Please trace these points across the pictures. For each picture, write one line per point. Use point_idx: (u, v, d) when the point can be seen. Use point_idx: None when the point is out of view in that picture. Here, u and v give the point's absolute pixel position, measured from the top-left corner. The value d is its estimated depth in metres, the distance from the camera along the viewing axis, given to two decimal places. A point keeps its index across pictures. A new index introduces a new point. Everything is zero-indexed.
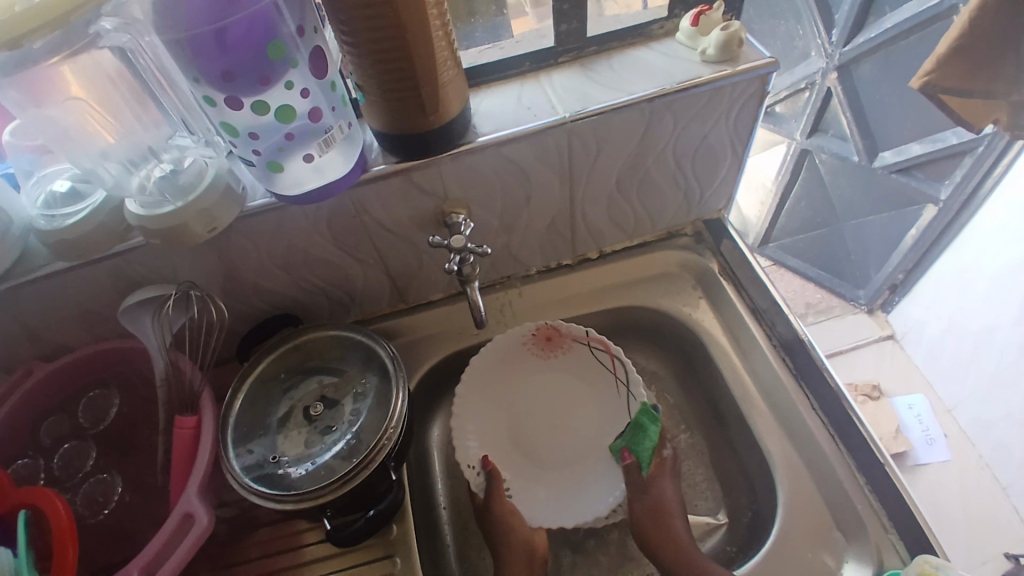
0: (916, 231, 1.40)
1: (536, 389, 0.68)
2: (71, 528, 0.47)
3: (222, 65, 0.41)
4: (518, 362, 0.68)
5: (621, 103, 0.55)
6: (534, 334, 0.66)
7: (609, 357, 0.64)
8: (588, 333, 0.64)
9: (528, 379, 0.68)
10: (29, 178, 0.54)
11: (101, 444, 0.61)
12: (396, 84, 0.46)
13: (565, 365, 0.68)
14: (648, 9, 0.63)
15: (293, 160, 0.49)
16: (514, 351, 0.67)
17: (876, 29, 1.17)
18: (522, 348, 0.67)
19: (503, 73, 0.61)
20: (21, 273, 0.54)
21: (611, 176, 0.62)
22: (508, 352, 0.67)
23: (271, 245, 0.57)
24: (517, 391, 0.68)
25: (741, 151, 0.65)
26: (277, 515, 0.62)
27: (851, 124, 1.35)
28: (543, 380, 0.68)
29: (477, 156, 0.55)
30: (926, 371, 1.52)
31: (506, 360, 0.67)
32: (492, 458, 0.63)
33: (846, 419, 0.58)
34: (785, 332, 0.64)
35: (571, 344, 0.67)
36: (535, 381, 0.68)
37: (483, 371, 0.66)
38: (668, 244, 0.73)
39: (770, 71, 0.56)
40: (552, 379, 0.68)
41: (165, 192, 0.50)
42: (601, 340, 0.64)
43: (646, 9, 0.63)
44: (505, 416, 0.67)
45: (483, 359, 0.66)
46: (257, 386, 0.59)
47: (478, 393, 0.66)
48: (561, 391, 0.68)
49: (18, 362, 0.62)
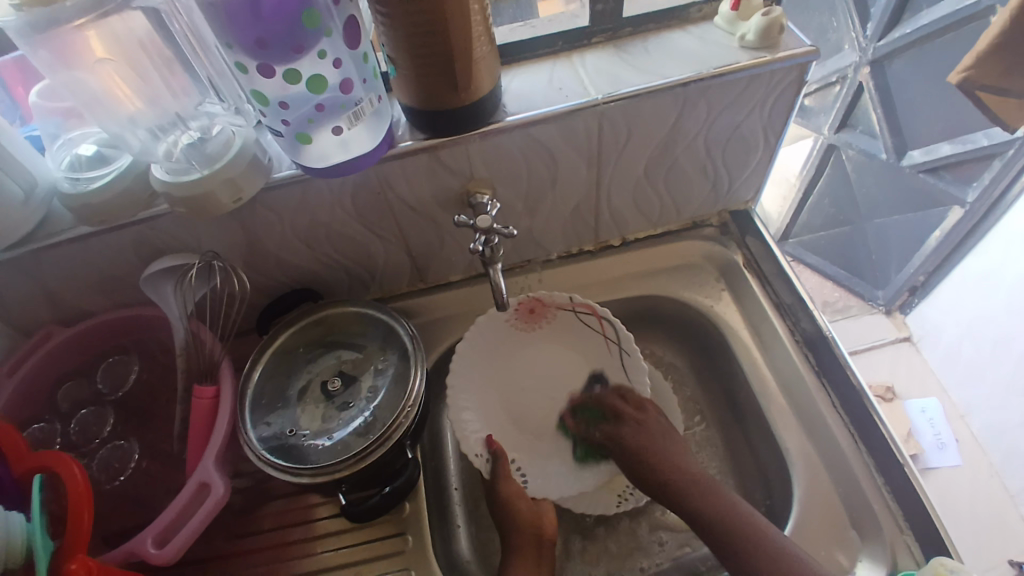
0: (941, 233, 1.37)
1: (525, 366, 0.66)
2: (87, 494, 0.47)
3: (255, 32, 0.40)
4: (504, 342, 0.64)
5: (655, 87, 0.53)
6: (518, 310, 0.63)
7: (597, 320, 0.62)
8: (573, 299, 0.62)
9: (513, 356, 0.65)
10: (54, 141, 0.54)
11: (118, 411, 0.61)
12: (429, 59, 0.45)
13: (548, 337, 0.65)
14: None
15: (321, 132, 0.48)
16: (496, 333, 0.64)
17: (911, 25, 1.14)
18: (506, 328, 0.64)
19: (535, 52, 0.60)
20: (44, 237, 0.53)
21: (639, 162, 0.61)
22: (492, 336, 0.64)
23: (294, 219, 0.57)
24: (506, 370, 0.65)
25: (774, 142, 0.63)
26: (291, 487, 0.62)
27: (881, 121, 1.31)
28: (527, 354, 0.65)
29: (505, 135, 0.54)
30: (941, 375, 1.51)
31: (492, 342, 0.64)
32: (495, 437, 0.62)
33: (869, 421, 0.58)
34: (809, 327, 0.64)
35: (555, 314, 0.64)
36: (523, 358, 0.65)
37: (468, 357, 0.63)
38: (693, 233, 0.72)
39: (810, 60, 0.55)
40: (540, 351, 0.66)
41: (191, 160, 0.50)
42: (587, 303, 0.61)
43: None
44: (497, 397, 0.64)
45: (470, 344, 0.63)
46: (276, 359, 0.59)
47: (468, 380, 0.63)
48: (549, 363, 0.66)
49: (38, 324, 0.62)
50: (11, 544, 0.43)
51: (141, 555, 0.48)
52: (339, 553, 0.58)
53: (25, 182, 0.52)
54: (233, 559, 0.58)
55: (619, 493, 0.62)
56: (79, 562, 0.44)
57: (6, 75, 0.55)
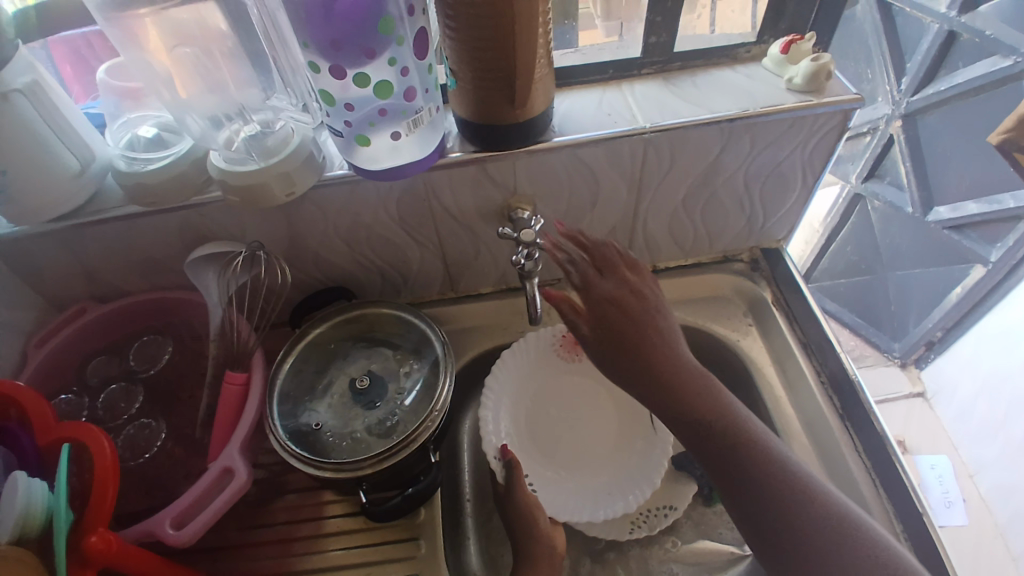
0: (960, 291, 1.36)
1: (560, 395, 0.69)
2: (113, 470, 0.47)
3: (332, 34, 0.42)
4: (545, 367, 0.69)
5: (702, 119, 0.55)
6: (564, 338, 0.69)
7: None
8: None
9: (551, 383, 0.69)
10: (114, 121, 0.56)
11: (148, 392, 0.61)
12: (491, 73, 0.47)
13: (585, 372, 0.70)
14: (716, 33, 0.63)
15: (379, 135, 0.49)
16: (541, 355, 0.69)
17: (946, 83, 1.17)
18: (551, 354, 0.69)
19: (585, 77, 0.62)
20: (91, 211, 0.55)
21: (679, 191, 0.62)
22: (538, 357, 0.69)
23: (338, 218, 0.58)
24: (544, 395, 0.69)
25: (812, 183, 0.64)
26: (306, 482, 0.62)
27: (909, 173, 1.32)
28: (564, 383, 0.70)
29: (552, 154, 0.55)
30: (953, 433, 1.51)
31: (537, 364, 0.69)
32: (509, 448, 0.62)
33: (890, 465, 0.57)
34: (834, 367, 0.64)
35: None
36: (560, 388, 0.70)
37: (515, 369, 0.67)
38: (723, 266, 0.72)
39: (854, 107, 0.56)
40: (575, 383, 0.70)
41: (251, 151, 0.52)
42: None
43: (714, 32, 0.63)
44: (525, 416, 0.67)
45: (515, 357, 0.67)
46: (308, 350, 0.60)
47: (508, 392, 0.66)
48: (583, 399, 0.70)
49: (72, 298, 0.64)
50: (30, 511, 0.43)
51: (158, 535, 0.48)
52: (350, 552, 0.58)
53: (82, 155, 0.53)
54: (240, 550, 0.58)
55: (633, 519, 0.63)
56: (98, 536, 0.45)
57: (57, 56, 0.58)
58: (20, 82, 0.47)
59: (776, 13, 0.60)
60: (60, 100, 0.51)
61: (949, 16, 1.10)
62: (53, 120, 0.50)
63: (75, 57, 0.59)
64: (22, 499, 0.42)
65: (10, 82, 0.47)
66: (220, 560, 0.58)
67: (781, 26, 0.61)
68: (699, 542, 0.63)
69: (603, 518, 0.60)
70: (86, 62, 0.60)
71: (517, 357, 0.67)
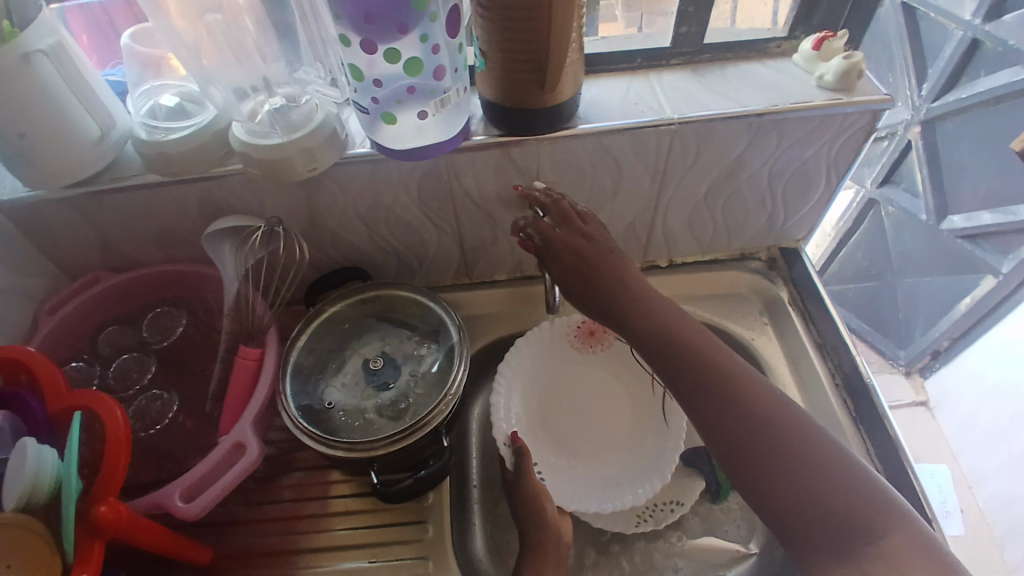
0: (971, 300, 1.35)
1: (574, 385, 0.69)
2: (127, 440, 0.46)
3: (365, 7, 0.42)
4: (560, 356, 0.70)
5: (731, 112, 0.54)
6: (579, 328, 0.69)
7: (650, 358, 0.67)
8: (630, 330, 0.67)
9: (565, 372, 0.70)
10: (137, 89, 0.55)
11: (161, 361, 0.61)
12: (521, 56, 0.46)
13: (599, 363, 0.70)
14: (734, 25, 0.62)
15: (406, 114, 0.49)
16: (556, 344, 0.69)
17: (967, 91, 1.17)
18: (565, 344, 0.69)
19: (613, 65, 0.61)
20: (110, 179, 0.54)
21: (702, 186, 0.62)
22: (553, 345, 0.69)
23: (358, 197, 0.57)
24: (558, 384, 0.69)
25: (836, 183, 0.63)
26: (313, 461, 0.62)
27: (926, 179, 1.32)
28: (578, 373, 0.70)
29: (578, 141, 0.55)
30: (955, 443, 1.51)
31: (551, 353, 0.69)
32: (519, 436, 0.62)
33: (901, 470, 0.57)
34: (848, 368, 0.64)
35: (611, 342, 0.70)
36: (574, 377, 0.70)
37: (527, 356, 0.67)
38: (740, 264, 0.72)
39: (884, 108, 0.55)
40: (589, 373, 0.70)
41: (274, 124, 0.51)
42: None
43: (732, 25, 0.62)
44: (537, 405, 0.67)
45: (529, 345, 0.68)
46: (324, 328, 0.60)
47: (520, 378, 0.66)
48: (598, 389, 0.69)
49: (86, 267, 0.63)
50: (39, 480, 0.42)
51: (167, 507, 0.48)
52: (357, 533, 0.58)
53: (103, 121, 0.53)
54: (246, 526, 0.58)
55: (640, 512, 0.62)
56: (109, 506, 0.44)
57: (71, 23, 0.57)
58: (44, 44, 0.47)
59: (808, 8, 0.59)
60: (83, 65, 0.51)
61: (973, 25, 1.10)
62: (76, 84, 0.50)
63: (94, 27, 0.58)
64: (31, 467, 0.41)
65: (32, 43, 0.46)
66: (225, 535, 0.58)
67: (813, 22, 0.61)
68: (704, 538, 0.63)
69: (611, 509, 0.59)
70: (105, 33, 0.59)
71: (532, 344, 0.67)
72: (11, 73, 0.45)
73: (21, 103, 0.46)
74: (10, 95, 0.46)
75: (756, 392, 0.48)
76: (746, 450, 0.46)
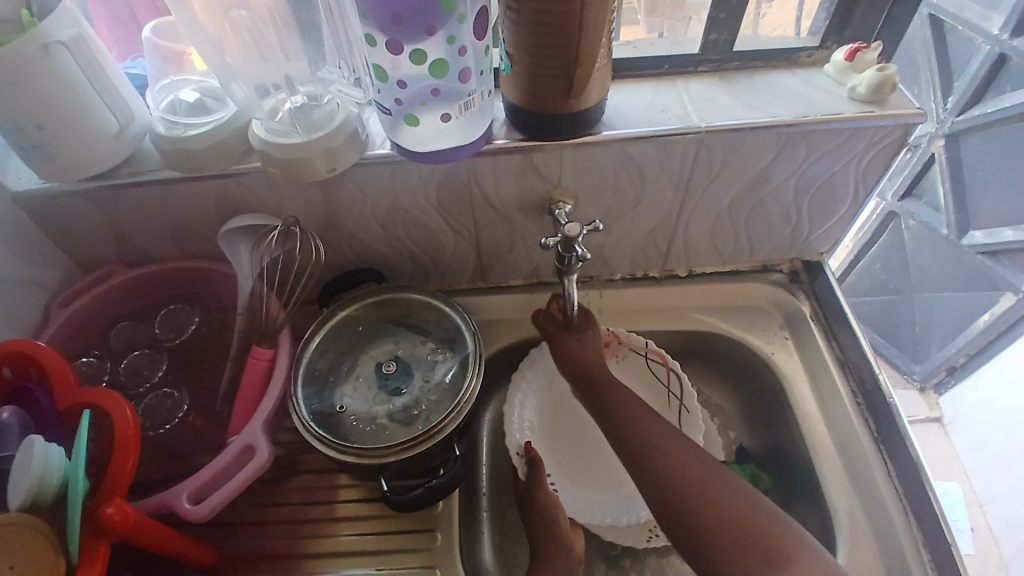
0: (989, 317, 1.33)
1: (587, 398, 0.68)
2: (135, 441, 0.45)
3: (394, 7, 0.41)
4: None
5: (761, 122, 0.53)
6: None
7: (664, 370, 0.65)
8: (648, 344, 0.65)
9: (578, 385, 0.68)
10: (157, 83, 0.54)
11: (173, 359, 0.61)
12: (548, 61, 0.45)
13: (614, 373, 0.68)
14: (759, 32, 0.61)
15: (429, 117, 0.48)
16: None
17: (993, 105, 1.15)
18: None
19: (640, 71, 0.60)
20: (127, 174, 0.54)
21: (727, 197, 0.60)
22: None
23: (376, 199, 0.57)
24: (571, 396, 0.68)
25: (862, 198, 0.62)
26: (323, 464, 0.61)
27: (947, 195, 1.30)
28: None
29: (601, 149, 0.54)
30: (967, 461, 1.49)
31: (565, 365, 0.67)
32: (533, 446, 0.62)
33: (922, 494, 0.56)
34: (870, 385, 0.63)
35: (627, 354, 0.67)
36: None
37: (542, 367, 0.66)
38: (762, 277, 0.70)
39: (917, 123, 0.54)
40: None
41: (295, 124, 0.51)
42: (660, 352, 0.65)
43: (757, 33, 0.60)
44: (549, 416, 0.67)
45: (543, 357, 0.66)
46: (336, 330, 0.59)
47: (534, 391, 0.66)
48: None
49: (100, 261, 0.62)
50: (46, 479, 0.41)
51: (175, 508, 0.47)
52: (362, 539, 0.57)
53: (121, 115, 0.52)
54: (252, 528, 0.58)
55: (652, 526, 0.60)
56: (115, 507, 0.42)
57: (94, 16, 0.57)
58: (64, 34, 0.46)
59: (841, 20, 0.58)
60: (105, 57, 0.50)
61: (1001, 39, 1.10)
62: (95, 76, 0.49)
63: (116, 18, 0.58)
64: (37, 466, 0.40)
65: (52, 33, 0.45)
66: (231, 537, 0.57)
67: (845, 34, 0.59)
68: None
69: (625, 523, 0.60)
70: (125, 24, 0.58)
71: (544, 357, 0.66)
72: (31, 64, 0.44)
73: (40, 95, 0.46)
74: (29, 86, 0.45)
75: (666, 442, 0.53)
76: (664, 487, 0.50)
